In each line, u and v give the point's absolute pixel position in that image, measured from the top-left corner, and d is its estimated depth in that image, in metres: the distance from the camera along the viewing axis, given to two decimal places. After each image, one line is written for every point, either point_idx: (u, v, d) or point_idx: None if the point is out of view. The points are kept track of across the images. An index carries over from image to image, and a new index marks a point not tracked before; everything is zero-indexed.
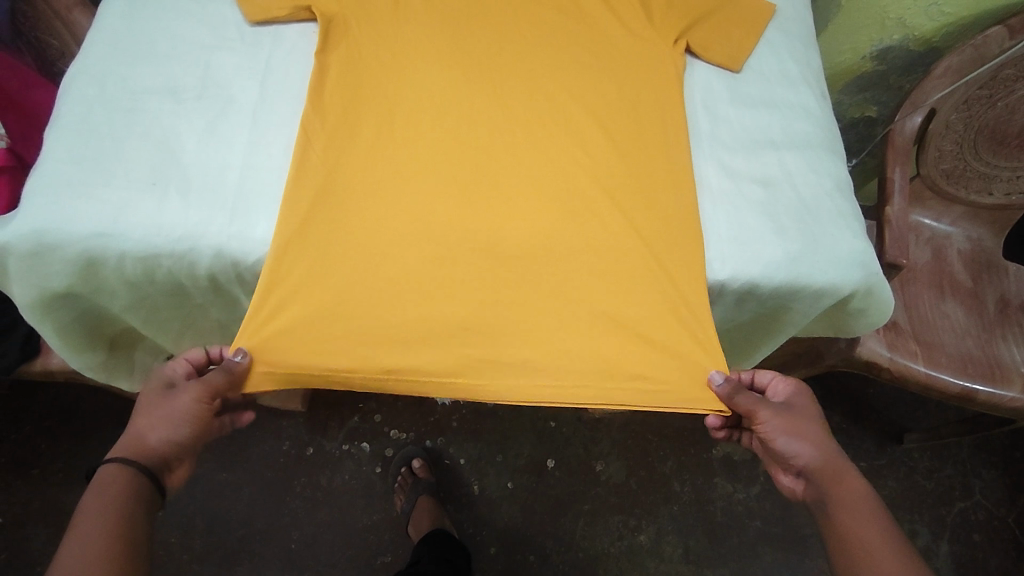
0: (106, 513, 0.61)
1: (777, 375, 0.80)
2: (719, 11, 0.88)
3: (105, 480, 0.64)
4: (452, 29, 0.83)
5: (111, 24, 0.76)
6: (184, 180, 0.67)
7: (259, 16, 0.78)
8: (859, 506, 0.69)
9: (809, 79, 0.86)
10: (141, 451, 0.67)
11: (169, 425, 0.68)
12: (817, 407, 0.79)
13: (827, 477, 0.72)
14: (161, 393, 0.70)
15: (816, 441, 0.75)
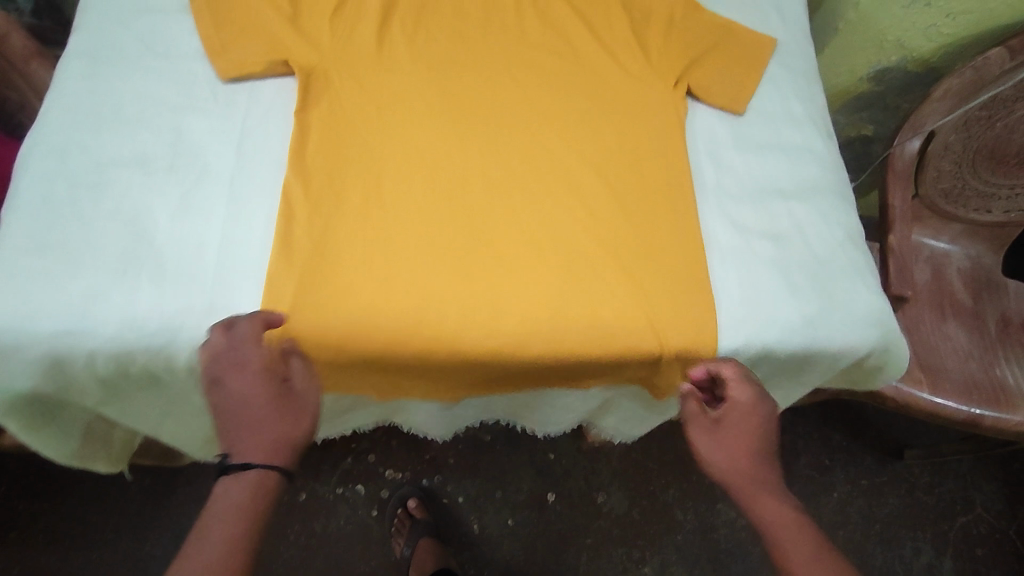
0: (232, 515, 0.54)
1: (734, 370, 0.63)
2: (717, 48, 0.84)
3: (230, 478, 0.55)
4: (439, 75, 0.78)
5: (70, 84, 0.70)
6: (158, 265, 0.63)
7: (233, 72, 0.73)
8: (790, 544, 0.61)
9: (814, 118, 0.83)
10: (261, 447, 0.56)
11: (289, 419, 0.57)
12: (762, 421, 0.64)
13: (755, 507, 0.63)
14: (250, 384, 0.56)
15: (739, 464, 0.64)
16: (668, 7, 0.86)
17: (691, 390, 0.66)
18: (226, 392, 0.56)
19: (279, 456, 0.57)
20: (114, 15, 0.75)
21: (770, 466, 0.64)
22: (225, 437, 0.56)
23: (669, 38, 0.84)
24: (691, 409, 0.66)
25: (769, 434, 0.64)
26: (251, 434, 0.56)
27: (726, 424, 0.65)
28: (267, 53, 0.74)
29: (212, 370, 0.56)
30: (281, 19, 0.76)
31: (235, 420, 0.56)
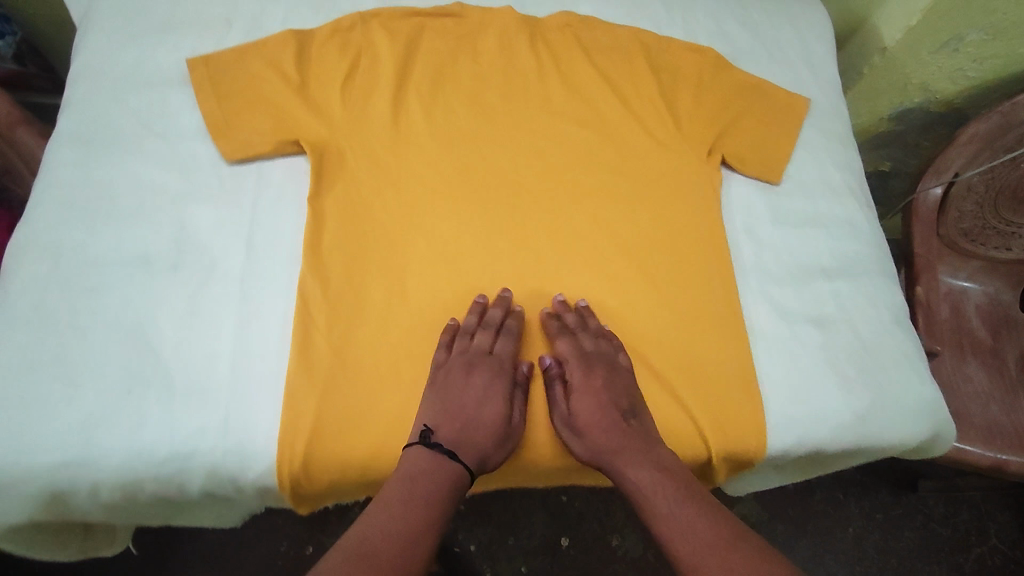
0: (424, 494, 0.56)
1: (567, 344, 0.66)
2: (750, 111, 0.80)
3: (427, 451, 0.58)
4: (461, 149, 0.73)
5: (61, 172, 0.65)
6: (166, 381, 0.58)
7: (239, 153, 0.67)
8: (654, 498, 0.59)
9: (853, 188, 0.80)
10: (465, 440, 0.61)
11: (497, 437, 0.62)
12: (611, 376, 0.65)
13: (623, 470, 0.62)
14: (486, 388, 0.64)
15: (602, 425, 0.63)
16: (697, 65, 0.81)
17: (587, 375, 0.65)
18: (457, 375, 0.63)
19: (471, 457, 0.61)
20: (106, 91, 0.69)
21: (635, 424, 0.63)
22: (433, 411, 0.61)
23: (700, 101, 0.79)
24: (558, 400, 0.65)
25: (621, 389, 0.65)
26: (459, 425, 0.62)
27: (576, 405, 0.65)
28: (275, 131, 0.68)
29: (465, 354, 0.65)
30: (288, 92, 0.70)
31: (450, 407, 0.62)
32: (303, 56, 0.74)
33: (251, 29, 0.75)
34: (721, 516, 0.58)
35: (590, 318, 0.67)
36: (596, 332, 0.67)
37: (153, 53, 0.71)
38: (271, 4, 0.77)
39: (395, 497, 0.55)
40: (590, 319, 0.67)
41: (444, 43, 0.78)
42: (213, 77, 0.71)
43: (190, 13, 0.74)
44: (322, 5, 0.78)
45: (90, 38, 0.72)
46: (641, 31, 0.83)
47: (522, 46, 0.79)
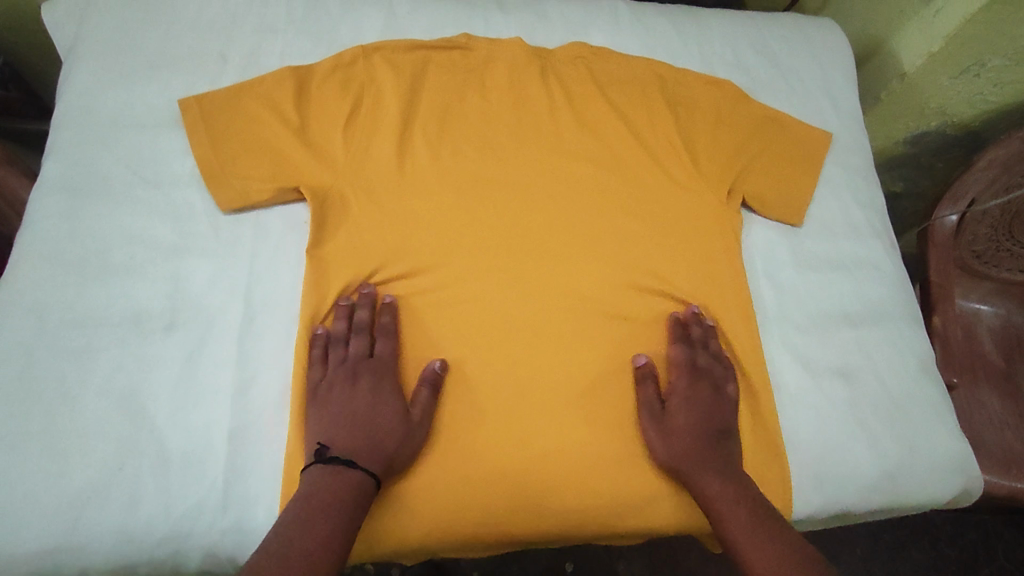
0: (317, 511, 0.50)
1: (682, 345, 0.66)
2: (770, 146, 0.76)
3: (323, 468, 0.53)
4: (470, 192, 0.70)
5: (45, 222, 0.61)
6: (159, 454, 0.54)
7: (237, 202, 0.64)
8: (732, 518, 0.56)
9: (878, 226, 0.76)
10: (366, 448, 0.56)
11: (400, 437, 0.57)
12: (714, 394, 0.64)
13: (704, 485, 0.59)
14: (373, 392, 0.59)
15: (693, 436, 0.61)
16: (713, 100, 0.78)
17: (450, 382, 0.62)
18: (339, 388, 0.58)
19: (375, 464, 0.55)
20: (93, 133, 0.65)
21: (725, 445, 0.61)
22: (323, 428, 0.56)
23: (717, 138, 0.76)
24: (651, 400, 0.63)
25: (717, 409, 0.63)
26: (357, 435, 0.56)
27: (671, 405, 0.63)
28: (275, 178, 0.65)
29: (343, 364, 0.60)
30: (289, 135, 0.67)
31: (340, 420, 0.57)
32: (303, 94, 0.70)
33: (248, 65, 0.71)
34: (800, 547, 0.54)
35: (712, 337, 0.67)
36: (714, 353, 0.66)
37: (144, 92, 0.67)
38: (268, 36, 0.73)
39: (282, 520, 0.50)
40: (711, 339, 0.67)
41: (451, 79, 0.75)
42: (208, 118, 0.67)
43: (183, 47, 0.70)
44: (323, 37, 0.74)
45: (76, 75, 0.68)
46: (655, 64, 0.79)
47: (532, 80, 0.76)
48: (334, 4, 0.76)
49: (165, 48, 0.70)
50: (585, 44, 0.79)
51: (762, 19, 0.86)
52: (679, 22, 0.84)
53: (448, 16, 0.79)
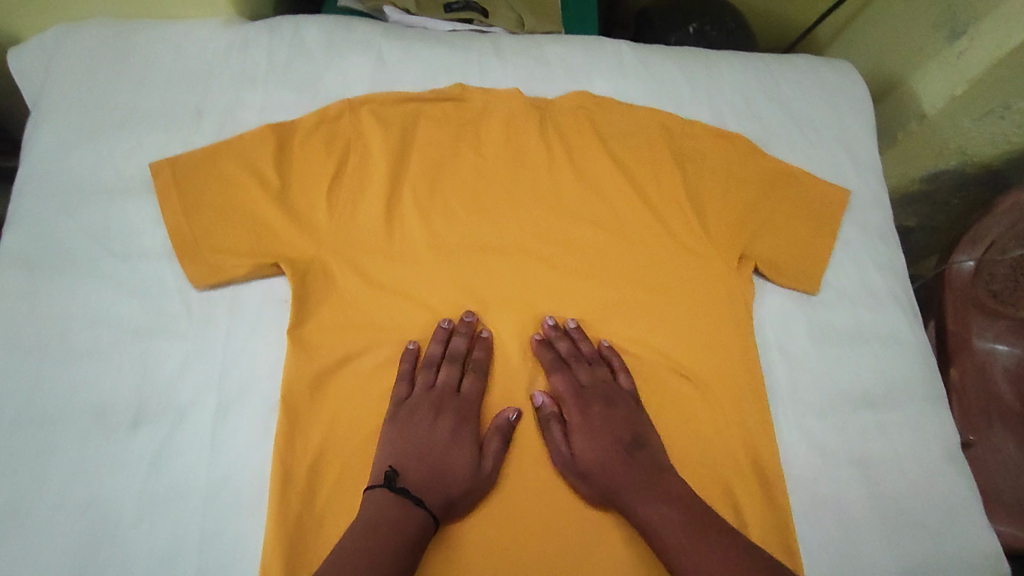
0: (381, 548, 0.49)
1: (559, 371, 0.63)
2: (784, 206, 0.72)
3: (389, 496, 0.53)
4: (462, 260, 0.65)
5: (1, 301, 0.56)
6: (122, 565, 0.50)
7: (210, 277, 0.59)
8: (674, 537, 0.53)
9: (897, 293, 0.72)
10: (429, 481, 0.55)
11: (469, 482, 0.56)
12: (611, 407, 0.61)
13: (638, 512, 0.55)
14: (452, 430, 0.58)
15: (606, 462, 0.58)
16: (722, 155, 0.74)
17: (552, 411, 0.61)
18: (422, 416, 0.58)
19: (436, 505, 0.54)
20: (58, 200, 0.60)
21: (641, 455, 0.58)
22: (395, 453, 0.56)
23: (728, 197, 0.71)
24: (559, 440, 0.59)
25: (623, 421, 0.60)
26: (426, 470, 0.55)
27: (578, 431, 0.60)
28: (253, 251, 0.61)
29: (431, 393, 0.60)
30: (267, 202, 0.62)
31: (417, 450, 0.56)
32: (284, 154, 0.65)
33: (225, 121, 0.66)
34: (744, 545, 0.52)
35: (582, 341, 0.65)
36: (588, 359, 0.64)
37: (112, 154, 0.63)
38: (247, 89, 0.68)
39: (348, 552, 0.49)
40: (582, 344, 0.65)
41: (442, 133, 0.70)
42: (181, 184, 0.62)
43: (155, 102, 0.65)
44: (305, 87, 0.69)
45: (40, 135, 0.63)
46: (662, 116, 0.75)
47: (530, 133, 0.71)
48: (317, 49, 0.71)
49: (136, 104, 0.65)
50: (586, 93, 0.74)
51: (774, 62, 0.80)
52: (686, 67, 0.79)
53: (439, 61, 0.74)
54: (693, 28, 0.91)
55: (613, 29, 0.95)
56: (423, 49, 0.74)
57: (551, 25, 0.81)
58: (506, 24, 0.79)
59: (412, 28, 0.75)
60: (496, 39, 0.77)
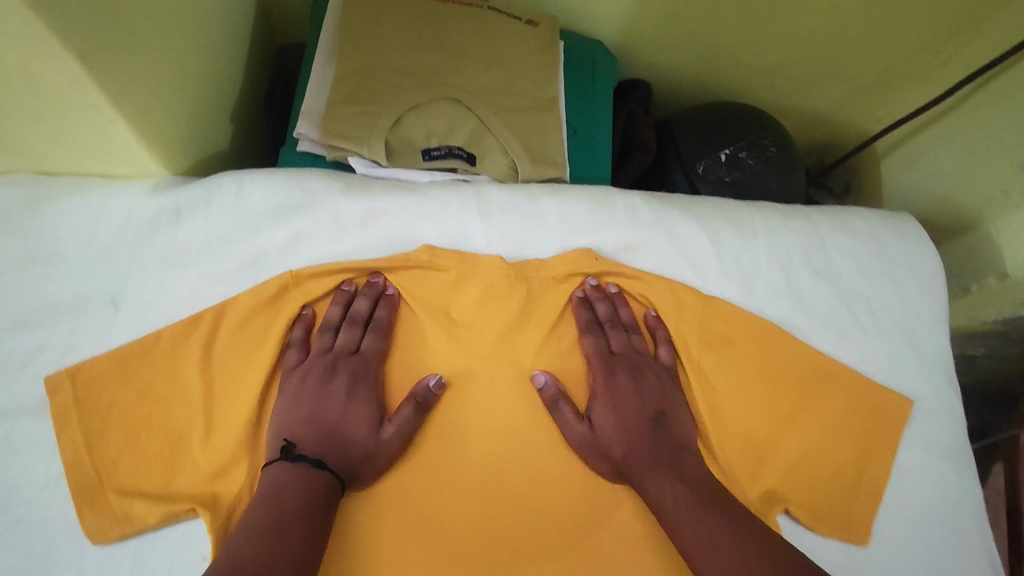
0: (287, 513, 0.45)
1: (591, 334, 0.57)
2: (827, 420, 0.57)
3: (288, 466, 0.49)
4: (411, 493, 0.52)
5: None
6: None
7: (113, 533, 0.49)
8: (681, 518, 0.48)
9: (972, 543, 0.57)
10: (330, 450, 0.51)
11: (374, 442, 0.51)
12: (640, 378, 0.56)
13: (653, 491, 0.50)
14: (350, 391, 0.54)
15: (628, 439, 0.53)
16: (756, 346, 0.58)
17: (554, 391, 0.55)
18: (314, 382, 0.54)
19: (340, 466, 0.50)
20: None
21: (663, 433, 0.54)
22: (291, 422, 0.52)
23: (756, 410, 0.56)
24: (572, 421, 0.54)
25: (649, 395, 0.56)
26: (324, 435, 0.51)
27: (596, 400, 0.55)
28: (169, 493, 0.50)
29: (326, 355, 0.55)
30: (191, 427, 0.52)
31: (313, 416, 0.52)
32: (210, 360, 0.54)
33: (145, 314, 0.56)
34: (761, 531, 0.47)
35: (622, 307, 0.59)
36: (627, 326, 0.59)
37: (4, 364, 0.53)
38: (175, 269, 0.57)
39: (253, 521, 0.45)
40: (622, 311, 0.59)
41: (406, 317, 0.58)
42: (83, 403, 0.52)
43: (66, 290, 0.55)
44: (245, 265, 0.58)
45: None
46: (680, 288, 0.59)
47: (512, 318, 0.57)
48: (260, 212, 0.59)
49: (41, 295, 0.55)
50: (588, 251, 0.59)
51: (821, 218, 0.64)
52: (714, 231, 0.61)
53: (409, 221, 0.59)
54: (726, 154, 0.76)
55: (631, 150, 0.80)
56: (389, 210, 0.60)
57: (551, 168, 0.67)
58: (497, 173, 0.66)
59: (381, 181, 0.62)
60: (480, 189, 0.61)
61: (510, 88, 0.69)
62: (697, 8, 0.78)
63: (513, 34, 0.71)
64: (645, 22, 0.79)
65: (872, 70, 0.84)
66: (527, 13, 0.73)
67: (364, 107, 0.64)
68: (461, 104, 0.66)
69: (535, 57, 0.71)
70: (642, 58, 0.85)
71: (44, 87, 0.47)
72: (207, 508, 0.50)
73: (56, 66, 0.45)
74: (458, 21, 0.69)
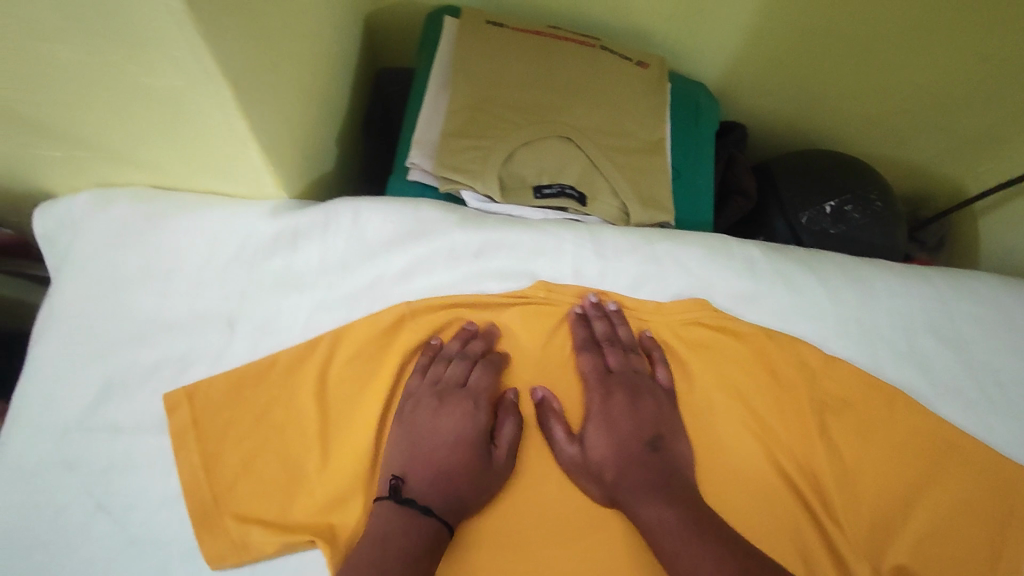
0: (393, 552, 0.44)
1: (583, 348, 0.55)
2: (959, 487, 0.54)
3: (394, 507, 0.47)
4: (526, 531, 0.49)
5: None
6: None
7: (233, 561, 0.47)
8: (671, 546, 0.46)
9: None
10: (440, 488, 0.49)
11: (479, 486, 0.49)
12: (637, 399, 0.53)
13: (640, 512, 0.49)
14: (461, 426, 0.52)
15: (621, 461, 0.51)
16: (872, 411, 0.56)
17: (551, 405, 0.53)
18: (422, 412, 0.53)
19: (448, 511, 0.48)
20: (50, 438, 0.51)
21: (661, 456, 0.51)
22: (399, 458, 0.51)
23: (881, 475, 0.54)
24: (562, 436, 0.52)
25: (647, 415, 0.52)
26: (432, 477, 0.49)
27: (592, 415, 0.52)
28: (289, 523, 0.49)
29: (434, 386, 0.54)
30: (311, 452, 0.51)
31: (423, 454, 0.51)
32: (324, 385, 0.53)
33: (260, 337, 0.55)
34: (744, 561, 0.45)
35: (621, 326, 0.56)
36: (625, 345, 0.56)
37: (123, 379, 0.53)
38: (290, 290, 0.57)
39: (366, 560, 0.43)
40: (619, 329, 0.56)
41: (518, 354, 0.56)
42: (201, 425, 0.51)
43: (183, 307, 0.56)
44: (359, 292, 0.57)
45: (43, 345, 0.54)
46: (800, 343, 0.57)
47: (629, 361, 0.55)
48: (376, 238, 0.59)
49: (159, 313, 0.56)
50: (702, 301, 0.58)
51: (941, 285, 0.62)
52: (832, 287, 0.60)
53: (523, 254, 0.59)
54: (831, 207, 0.75)
55: (731, 195, 0.78)
56: (504, 243, 0.59)
57: (660, 213, 0.66)
58: (607, 215, 0.65)
59: (495, 215, 0.61)
60: (594, 229, 0.61)
61: (619, 129, 0.68)
62: (802, 57, 0.77)
63: (625, 73, 0.70)
64: (747, 68, 0.79)
65: (977, 127, 0.81)
66: (637, 53, 0.73)
67: (478, 141, 0.64)
68: (571, 143, 0.66)
69: (645, 99, 0.70)
70: (739, 102, 0.84)
71: (187, 102, 0.48)
72: (326, 540, 0.48)
73: (205, 92, 0.46)
74: (569, 59, 0.69)
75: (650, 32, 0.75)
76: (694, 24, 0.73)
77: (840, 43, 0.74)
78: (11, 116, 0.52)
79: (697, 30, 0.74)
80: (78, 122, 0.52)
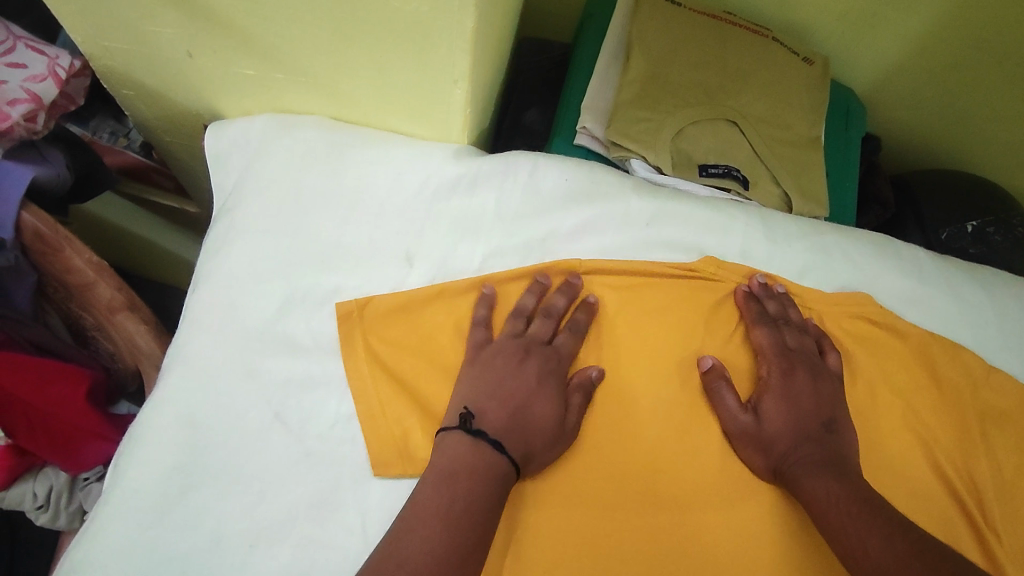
0: (472, 486, 0.44)
1: (761, 323, 0.55)
2: None
3: (462, 438, 0.47)
4: (684, 495, 0.50)
5: (147, 452, 0.49)
6: None
7: (397, 469, 0.49)
8: (837, 518, 0.46)
9: None
10: (516, 432, 0.48)
11: (557, 426, 0.50)
12: (815, 378, 0.53)
13: (808, 484, 0.48)
14: (545, 373, 0.52)
15: (796, 435, 0.51)
16: None
17: (722, 373, 0.53)
18: (505, 360, 0.51)
19: (517, 449, 0.48)
20: (231, 342, 0.53)
21: (833, 438, 0.51)
22: (472, 395, 0.50)
23: None
24: (734, 405, 0.52)
25: (821, 395, 0.53)
26: (513, 417, 0.49)
27: (766, 389, 0.53)
28: None
29: (518, 339, 0.53)
30: None
31: (512, 400, 0.50)
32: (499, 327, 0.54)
33: (435, 275, 0.56)
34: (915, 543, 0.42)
35: (792, 309, 0.57)
36: (798, 327, 0.56)
37: (302, 299, 0.55)
38: (465, 232, 0.57)
39: (446, 506, 0.43)
40: (792, 311, 0.57)
41: (686, 324, 0.55)
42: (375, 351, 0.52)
43: (363, 236, 0.57)
44: (531, 241, 0.58)
45: (228, 255, 0.56)
46: (963, 348, 0.57)
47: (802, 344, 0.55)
48: (552, 193, 0.59)
49: (338, 238, 0.57)
50: (869, 295, 0.58)
51: None
52: (992, 299, 0.61)
53: (694, 228, 0.59)
54: (973, 227, 0.74)
55: (868, 203, 0.80)
56: (677, 215, 0.59)
57: (819, 208, 0.66)
58: (767, 202, 0.66)
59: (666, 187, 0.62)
60: (764, 212, 0.61)
61: (784, 120, 0.68)
62: (958, 75, 0.77)
63: (793, 65, 0.71)
64: (900, 79, 0.79)
65: None
66: (803, 50, 0.73)
67: (650, 112, 0.64)
68: (738, 127, 0.66)
69: (810, 93, 0.71)
70: (878, 112, 0.85)
71: (417, 33, 0.49)
72: None
73: (447, 21, 0.47)
74: (742, 45, 0.69)
75: (816, 31, 0.76)
76: (863, 27, 0.74)
77: (1007, 66, 0.74)
78: (229, 27, 0.53)
79: (864, 34, 0.75)
80: (296, 42, 0.53)
